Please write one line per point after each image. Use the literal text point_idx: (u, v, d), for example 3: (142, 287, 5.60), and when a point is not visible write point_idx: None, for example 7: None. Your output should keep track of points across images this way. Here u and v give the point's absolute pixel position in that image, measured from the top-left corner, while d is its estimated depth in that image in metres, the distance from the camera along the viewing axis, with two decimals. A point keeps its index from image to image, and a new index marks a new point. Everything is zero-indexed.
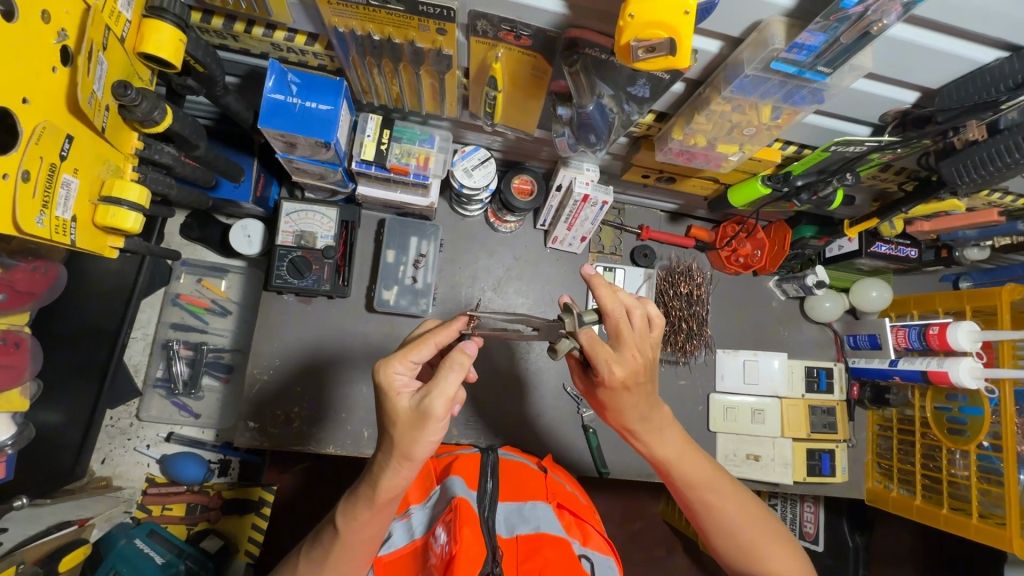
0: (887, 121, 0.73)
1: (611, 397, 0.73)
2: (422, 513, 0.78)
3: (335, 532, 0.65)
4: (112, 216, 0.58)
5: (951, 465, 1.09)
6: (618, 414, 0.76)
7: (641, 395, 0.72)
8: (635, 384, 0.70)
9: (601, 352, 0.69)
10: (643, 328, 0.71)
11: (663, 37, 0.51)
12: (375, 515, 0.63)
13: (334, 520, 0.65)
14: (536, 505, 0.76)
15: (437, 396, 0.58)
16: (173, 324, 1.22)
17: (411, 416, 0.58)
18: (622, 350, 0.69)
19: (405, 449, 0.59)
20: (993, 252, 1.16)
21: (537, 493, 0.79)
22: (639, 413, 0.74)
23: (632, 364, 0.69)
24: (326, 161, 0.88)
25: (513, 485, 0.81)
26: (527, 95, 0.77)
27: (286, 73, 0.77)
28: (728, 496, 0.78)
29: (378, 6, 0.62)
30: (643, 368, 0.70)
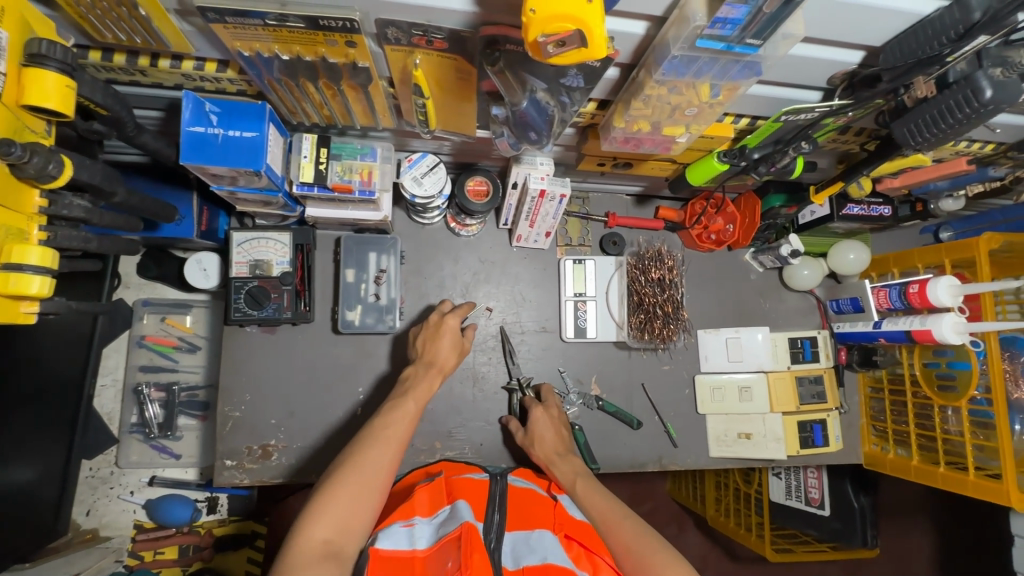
0: (835, 84, 0.70)
1: (532, 429, 1.02)
2: (427, 526, 0.74)
3: (400, 408, 0.87)
4: (13, 283, 0.54)
5: (944, 422, 1.07)
6: (542, 450, 0.99)
7: (563, 454, 0.99)
8: (558, 449, 1.00)
9: (537, 418, 1.03)
10: (558, 423, 1.04)
11: (571, 30, 0.47)
12: (426, 394, 0.91)
13: (404, 396, 0.90)
14: (541, 534, 0.73)
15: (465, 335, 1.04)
16: (142, 366, 1.19)
17: (461, 340, 1.00)
18: (545, 425, 1.02)
19: (445, 363, 0.98)
20: (970, 200, 1.13)
21: (543, 521, 0.77)
22: (556, 446, 1.00)
23: (551, 436, 1.01)
24: (263, 188, 0.84)
25: (523, 512, 0.79)
26: (457, 98, 0.73)
27: (202, 103, 0.73)
28: (625, 522, 0.83)
29: (277, 25, 0.58)
30: (558, 441, 1.01)
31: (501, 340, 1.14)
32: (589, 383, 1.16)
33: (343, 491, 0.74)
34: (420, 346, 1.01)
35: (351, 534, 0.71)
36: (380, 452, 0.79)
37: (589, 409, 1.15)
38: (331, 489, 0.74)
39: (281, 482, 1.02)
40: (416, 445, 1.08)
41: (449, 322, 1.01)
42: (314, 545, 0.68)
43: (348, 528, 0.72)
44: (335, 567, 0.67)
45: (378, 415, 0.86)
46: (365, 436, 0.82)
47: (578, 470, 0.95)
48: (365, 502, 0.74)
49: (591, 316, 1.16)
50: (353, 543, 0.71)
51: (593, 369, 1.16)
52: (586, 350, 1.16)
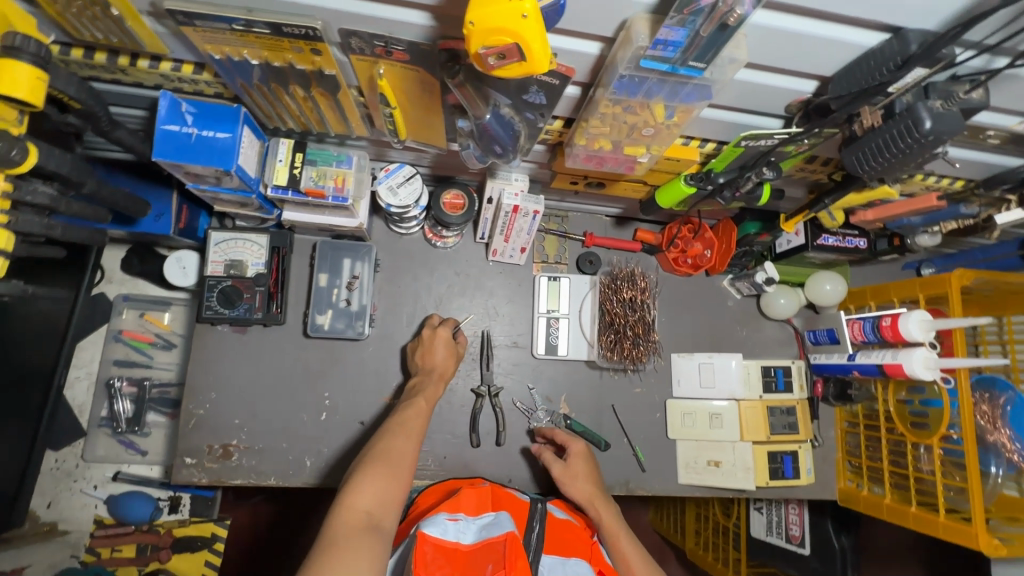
0: (793, 112, 0.71)
1: (572, 465, 0.98)
2: (470, 523, 0.74)
3: (412, 405, 0.90)
4: None
5: (917, 461, 1.05)
6: (580, 488, 0.96)
7: (600, 494, 0.96)
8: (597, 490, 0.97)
9: (576, 460, 0.99)
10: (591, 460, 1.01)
11: (509, 43, 0.48)
12: (433, 396, 0.94)
13: (413, 398, 0.92)
14: (577, 563, 0.75)
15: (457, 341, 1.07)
16: (116, 361, 1.20)
17: (454, 348, 1.04)
18: (581, 463, 0.99)
19: (444, 369, 1.02)
20: (947, 237, 1.13)
21: (582, 550, 0.79)
22: (594, 485, 0.97)
23: (588, 476, 0.98)
24: (236, 189, 0.86)
25: (562, 536, 0.80)
26: (424, 110, 0.75)
27: (179, 103, 0.75)
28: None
29: (244, 30, 0.61)
30: (595, 479, 0.98)
31: (473, 353, 1.14)
32: (558, 401, 1.15)
33: (379, 468, 0.75)
34: (417, 360, 1.04)
35: (389, 510, 0.71)
36: (404, 442, 0.81)
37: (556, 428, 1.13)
38: (365, 467, 0.74)
39: (239, 483, 1.02)
40: None
41: (441, 333, 1.04)
42: (358, 514, 0.68)
43: (387, 505, 0.72)
44: (374, 538, 0.66)
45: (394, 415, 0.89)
46: (386, 430, 0.84)
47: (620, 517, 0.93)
48: (398, 480, 0.75)
49: (563, 334, 1.16)
50: (391, 517, 0.71)
51: (563, 388, 1.15)
52: (557, 368, 1.16)
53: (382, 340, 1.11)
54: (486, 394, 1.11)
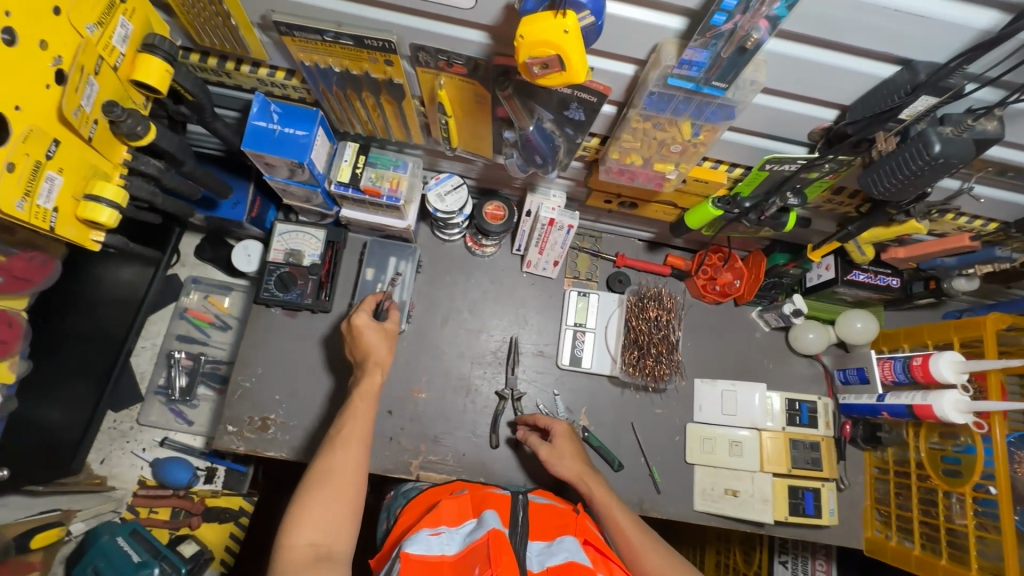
0: (815, 140, 0.76)
1: (558, 444, 1.01)
2: (453, 535, 0.76)
3: (350, 409, 0.91)
4: (89, 210, 0.66)
5: (949, 512, 1.00)
6: (567, 465, 0.98)
7: (587, 468, 0.99)
8: (585, 464, 0.99)
9: (561, 440, 1.02)
10: (574, 437, 1.03)
11: (551, 54, 0.57)
12: (372, 392, 0.94)
13: (352, 401, 0.93)
14: (562, 538, 0.75)
15: (388, 320, 1.03)
16: (179, 336, 1.32)
17: (379, 332, 0.99)
18: (565, 442, 1.01)
19: (380, 355, 0.99)
20: (987, 284, 1.11)
21: (567, 528, 0.80)
22: (582, 460, 1.00)
23: (573, 452, 1.00)
24: (305, 182, 0.98)
25: (547, 523, 0.81)
26: (475, 120, 0.85)
27: (269, 104, 0.88)
28: (655, 546, 0.88)
29: (331, 41, 0.72)
30: (581, 456, 1.01)
31: (499, 357, 1.19)
32: (579, 413, 1.17)
33: (320, 495, 0.79)
34: (352, 353, 1.01)
35: (336, 536, 0.78)
36: (342, 457, 0.84)
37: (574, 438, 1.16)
38: (310, 491, 0.80)
39: (272, 455, 1.09)
40: (402, 444, 1.12)
41: (361, 318, 0.99)
42: (302, 549, 0.74)
43: (332, 530, 0.78)
44: (325, 567, 0.74)
45: (334, 422, 0.91)
46: (328, 441, 0.87)
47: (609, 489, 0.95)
48: (341, 502, 0.80)
49: (588, 347, 1.20)
50: (341, 539, 0.78)
51: (584, 400, 1.18)
52: (579, 380, 1.19)
53: (416, 336, 1.19)
54: (508, 398, 1.15)
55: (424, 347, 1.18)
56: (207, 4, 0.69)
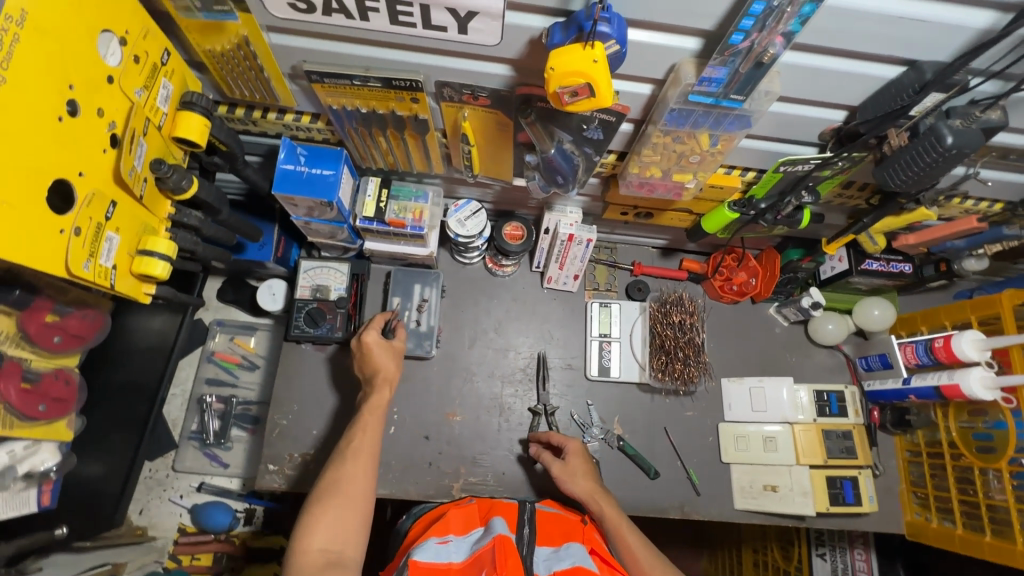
0: (826, 140, 0.79)
1: (571, 462, 1.01)
2: (461, 544, 0.78)
3: (360, 424, 0.96)
4: (144, 265, 0.68)
5: (987, 488, 1.02)
6: (577, 484, 0.98)
7: (597, 488, 0.98)
8: (596, 484, 0.99)
9: (575, 459, 1.01)
10: (585, 455, 1.03)
11: (581, 82, 0.60)
12: (381, 407, 0.98)
13: (360, 415, 0.97)
14: (570, 545, 0.79)
15: (395, 338, 1.07)
16: (208, 379, 1.33)
17: (388, 348, 1.04)
18: (577, 460, 1.01)
19: (388, 370, 1.03)
20: (996, 262, 1.15)
21: (574, 535, 0.83)
22: (594, 479, 1.00)
23: (584, 470, 1.00)
24: (332, 220, 1.02)
25: (553, 530, 0.84)
26: (496, 147, 0.88)
27: (295, 148, 0.91)
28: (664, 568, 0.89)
29: (360, 85, 0.75)
30: (593, 474, 1.01)
31: (529, 373, 1.21)
32: (612, 422, 1.19)
33: (332, 503, 0.83)
34: (359, 370, 1.05)
35: (345, 542, 0.81)
36: (351, 468, 0.88)
37: (609, 448, 1.17)
38: (321, 501, 0.83)
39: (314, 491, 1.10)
40: (441, 467, 1.13)
41: (369, 335, 1.04)
42: (314, 554, 0.77)
43: (343, 536, 0.81)
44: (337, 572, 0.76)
45: (344, 435, 0.96)
46: (338, 454, 0.91)
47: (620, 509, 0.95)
48: (352, 510, 0.84)
49: (615, 356, 1.22)
50: (351, 546, 0.81)
51: (616, 409, 1.20)
52: (609, 389, 1.21)
53: (445, 360, 1.21)
54: (543, 413, 1.17)
55: (454, 369, 1.20)
56: (240, 59, 0.73)
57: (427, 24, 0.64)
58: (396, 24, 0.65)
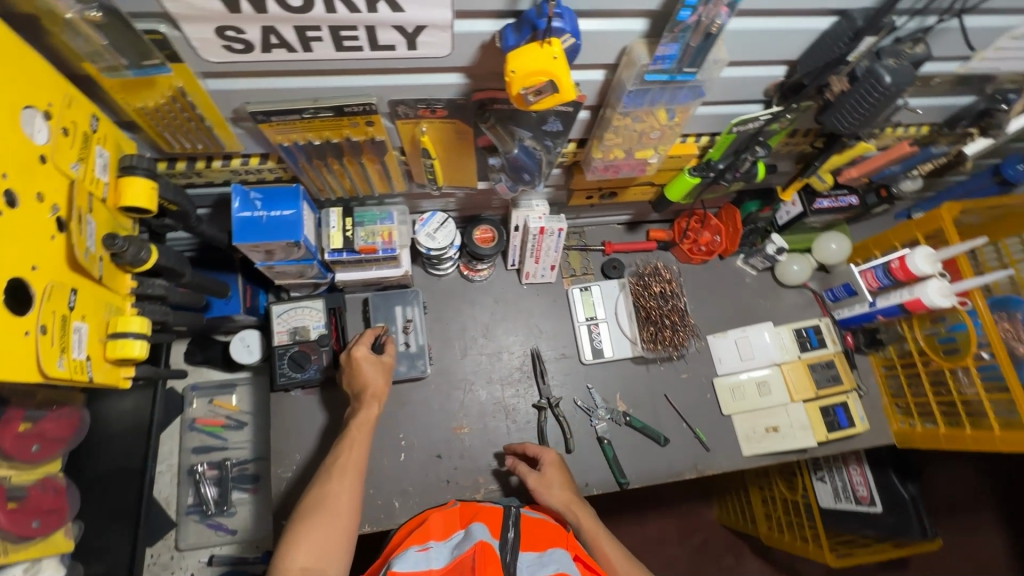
0: (771, 95, 0.83)
1: (549, 473, 1.02)
2: (441, 550, 0.80)
3: (347, 441, 0.95)
4: (120, 348, 0.65)
5: (959, 386, 1.11)
6: (555, 496, 0.99)
7: (573, 498, 1.01)
8: (572, 494, 1.01)
9: (551, 471, 1.02)
10: (559, 464, 1.05)
11: (544, 81, 0.60)
12: (370, 423, 0.96)
13: (348, 431, 0.96)
14: (555, 551, 0.79)
15: (385, 353, 1.05)
16: (195, 448, 1.26)
17: (376, 364, 1.01)
18: (553, 472, 1.02)
19: (377, 386, 1.01)
20: (929, 180, 1.24)
21: (558, 540, 0.84)
22: (571, 488, 1.02)
23: (560, 481, 1.02)
24: (299, 259, 0.97)
25: (538, 534, 0.84)
26: (458, 155, 0.87)
27: (248, 193, 0.87)
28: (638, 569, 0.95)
29: (311, 117, 0.72)
30: (568, 484, 1.02)
31: (526, 370, 1.22)
32: (615, 399, 1.21)
33: (316, 521, 0.83)
34: (346, 387, 1.02)
35: (328, 561, 0.81)
36: (339, 486, 0.88)
37: (617, 425, 1.19)
38: (303, 519, 0.84)
39: None
40: (459, 482, 1.12)
41: (358, 352, 1.01)
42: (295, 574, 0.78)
43: (325, 554, 0.82)
44: None
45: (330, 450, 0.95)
46: (324, 470, 0.91)
47: (596, 515, 0.99)
48: (337, 527, 0.84)
49: (604, 337, 1.24)
50: (333, 565, 0.81)
51: (616, 386, 1.22)
52: (605, 369, 1.23)
53: (441, 375, 1.19)
54: (549, 406, 1.17)
55: (451, 382, 1.19)
56: (178, 112, 0.69)
57: (375, 45, 0.62)
58: (342, 49, 0.63)
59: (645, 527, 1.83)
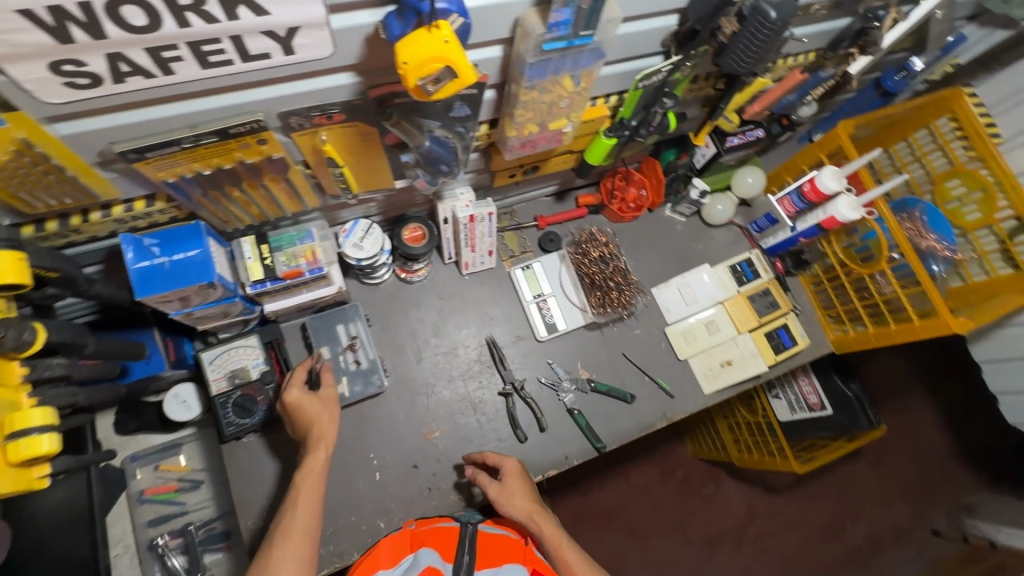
0: (668, 45, 0.83)
1: (509, 482, 0.99)
2: None
3: (296, 502, 0.86)
4: (24, 448, 0.56)
5: (879, 287, 1.20)
6: (516, 506, 0.96)
7: (536, 506, 0.97)
8: (535, 503, 0.97)
9: (511, 480, 0.98)
10: (523, 472, 1.01)
11: (441, 68, 0.57)
12: (318, 473, 0.89)
13: (293, 487, 0.88)
14: (511, 569, 0.84)
15: (325, 385, 0.99)
16: (151, 521, 1.16)
17: (315, 400, 0.95)
18: (513, 481, 0.99)
19: (323, 427, 0.94)
20: (823, 102, 1.31)
21: (514, 555, 0.87)
22: (533, 497, 0.98)
23: (521, 490, 0.98)
24: (219, 299, 0.89)
25: (495, 548, 0.88)
26: (368, 159, 0.82)
27: (141, 240, 0.78)
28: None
29: (193, 146, 0.65)
30: (530, 493, 0.99)
31: (484, 361, 1.20)
32: (577, 369, 1.23)
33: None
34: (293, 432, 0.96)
35: None
36: (289, 558, 0.80)
37: (584, 393, 1.21)
38: None
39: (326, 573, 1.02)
40: (441, 487, 1.10)
41: (292, 392, 0.95)
42: None
43: None
44: None
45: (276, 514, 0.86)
46: (272, 536, 0.83)
47: (558, 524, 0.96)
48: None
49: (555, 310, 1.24)
50: None
51: (576, 356, 1.24)
52: (562, 342, 1.24)
53: (400, 385, 1.15)
54: (515, 391, 1.17)
55: (412, 389, 1.16)
56: (30, 168, 0.60)
57: (247, 56, 0.56)
58: (209, 67, 0.56)
59: (628, 478, 1.90)
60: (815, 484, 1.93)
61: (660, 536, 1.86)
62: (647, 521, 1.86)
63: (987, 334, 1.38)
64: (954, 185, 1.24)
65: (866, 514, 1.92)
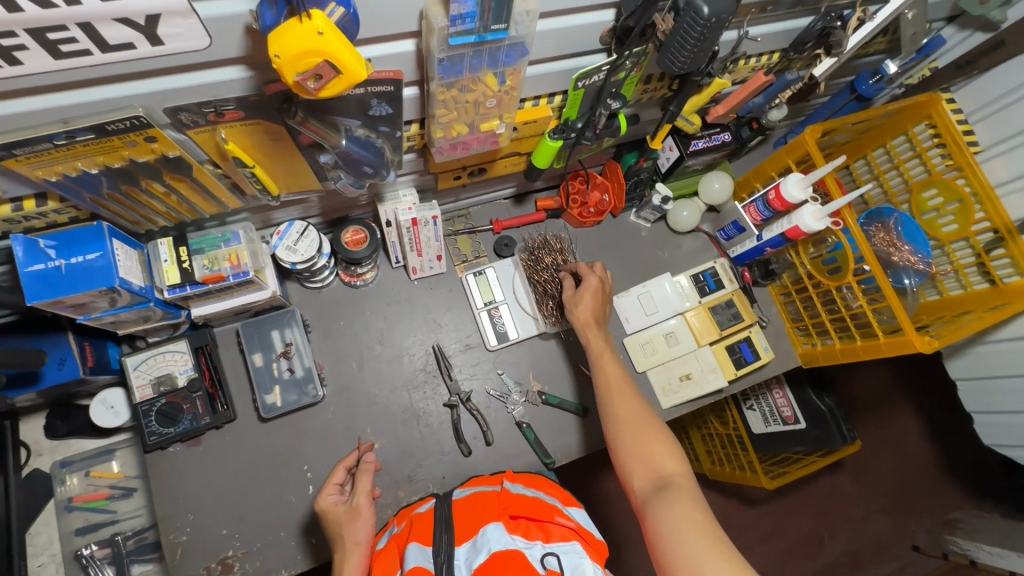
0: (608, 43, 0.78)
1: (580, 294, 1.06)
2: None
3: None
4: None
5: (846, 301, 1.14)
6: (580, 308, 1.05)
7: (595, 321, 1.04)
8: (594, 319, 1.05)
9: (579, 294, 1.06)
10: (598, 291, 1.07)
11: (320, 62, 0.51)
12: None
13: None
14: (488, 529, 0.73)
15: (360, 490, 0.92)
16: (78, 530, 1.13)
17: (344, 510, 0.90)
18: (585, 291, 1.06)
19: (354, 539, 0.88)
20: (794, 105, 1.25)
21: (489, 514, 0.77)
22: (595, 315, 1.05)
23: (587, 303, 1.05)
24: (131, 304, 0.84)
25: (468, 516, 0.78)
26: (285, 158, 0.77)
27: (36, 241, 0.73)
28: (628, 392, 0.95)
29: (67, 144, 0.60)
30: (595, 310, 1.06)
31: (430, 370, 1.15)
32: (528, 380, 1.17)
33: None
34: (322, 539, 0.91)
35: None
36: None
37: (534, 406, 1.15)
38: None
39: None
40: (378, 501, 1.05)
41: (327, 498, 0.92)
42: None
43: None
44: None
45: None
46: None
47: (607, 340, 1.01)
48: None
49: (507, 319, 1.19)
50: None
51: (528, 366, 1.18)
52: (514, 351, 1.18)
53: (339, 394, 1.10)
54: (460, 402, 1.12)
55: (353, 399, 1.10)
56: None
57: (105, 46, 0.51)
58: (63, 58, 0.51)
59: None
60: (790, 498, 1.87)
61: (634, 547, 1.69)
62: (615, 531, 1.69)
63: (962, 350, 1.32)
64: (930, 196, 1.18)
65: (842, 530, 1.86)
